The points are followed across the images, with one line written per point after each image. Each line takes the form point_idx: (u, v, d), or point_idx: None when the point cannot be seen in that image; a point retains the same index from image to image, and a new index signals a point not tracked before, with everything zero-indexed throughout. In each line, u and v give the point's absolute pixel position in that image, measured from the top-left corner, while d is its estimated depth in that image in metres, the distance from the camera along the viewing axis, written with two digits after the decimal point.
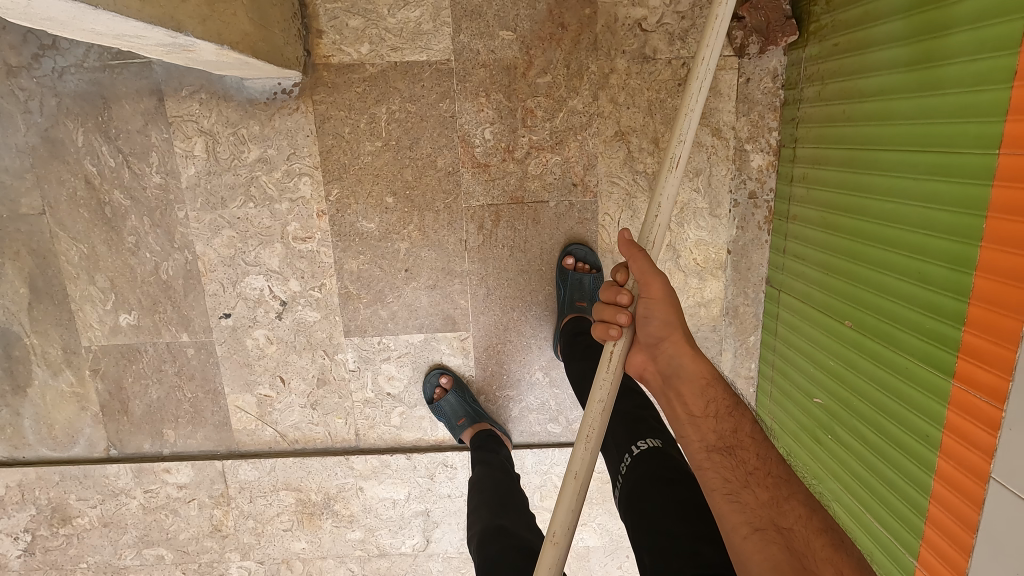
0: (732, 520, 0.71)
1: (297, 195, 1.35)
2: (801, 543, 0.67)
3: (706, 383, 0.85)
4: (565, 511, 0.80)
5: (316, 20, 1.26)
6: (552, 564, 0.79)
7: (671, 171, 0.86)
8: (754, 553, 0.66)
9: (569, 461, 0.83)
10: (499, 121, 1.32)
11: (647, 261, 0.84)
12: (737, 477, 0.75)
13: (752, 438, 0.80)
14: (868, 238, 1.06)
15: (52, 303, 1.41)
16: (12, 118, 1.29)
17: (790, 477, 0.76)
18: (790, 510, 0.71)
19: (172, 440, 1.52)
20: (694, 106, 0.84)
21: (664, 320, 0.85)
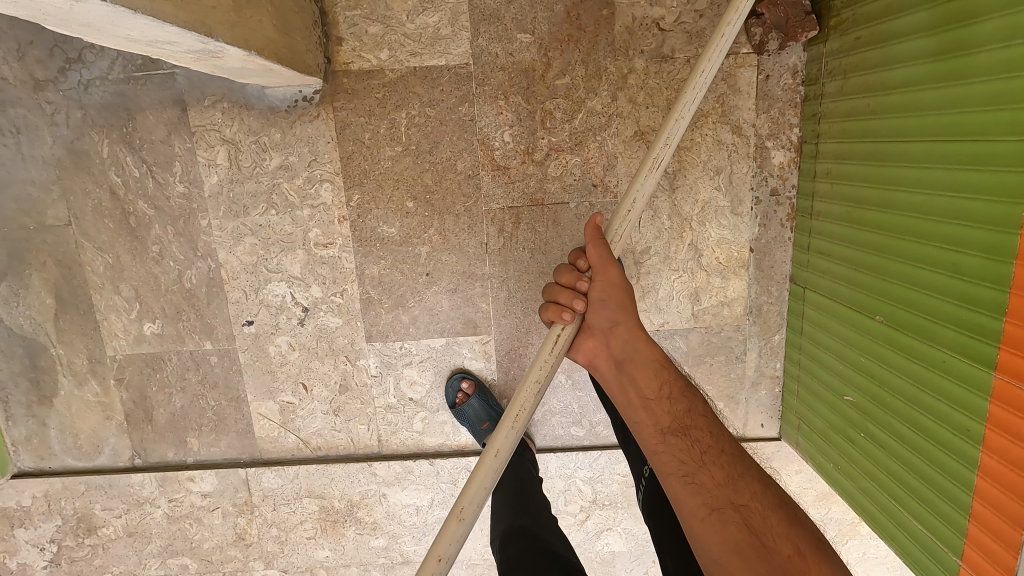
0: (690, 503, 0.83)
1: (318, 202, 1.36)
2: (757, 520, 0.80)
3: (659, 365, 0.96)
4: (479, 488, 0.86)
5: (336, 28, 1.27)
6: (452, 537, 0.84)
7: (652, 169, 0.95)
8: (714, 535, 0.80)
9: (492, 438, 0.90)
10: (518, 123, 1.33)
11: (605, 251, 0.95)
12: (692, 459, 0.87)
13: (704, 417, 0.92)
14: (896, 231, 1.05)
15: (78, 313, 1.42)
16: (38, 131, 1.31)
17: (739, 454, 0.89)
18: (743, 487, 0.84)
19: (196, 449, 1.52)
20: (685, 114, 0.95)
21: (619, 305, 0.96)
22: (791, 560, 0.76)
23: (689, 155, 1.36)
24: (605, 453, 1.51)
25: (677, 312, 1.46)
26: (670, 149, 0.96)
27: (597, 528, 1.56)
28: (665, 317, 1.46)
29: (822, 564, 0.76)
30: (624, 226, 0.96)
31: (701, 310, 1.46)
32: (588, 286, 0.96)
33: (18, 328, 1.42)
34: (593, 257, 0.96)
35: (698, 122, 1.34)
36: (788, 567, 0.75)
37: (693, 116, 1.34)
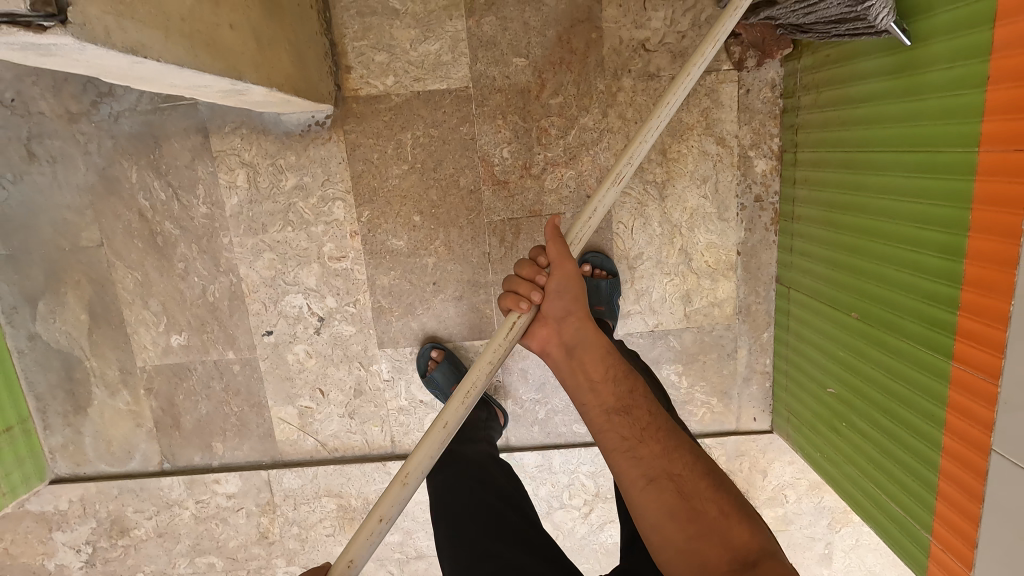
0: (631, 475, 0.90)
1: (331, 218, 1.46)
2: (689, 487, 0.89)
3: (606, 351, 0.99)
4: (424, 456, 0.88)
5: (345, 57, 1.37)
6: (396, 500, 0.85)
7: (614, 182, 0.96)
8: (650, 502, 0.87)
9: (442, 411, 0.90)
10: (515, 141, 1.42)
11: (564, 245, 0.95)
12: (633, 435, 0.93)
13: (644, 395, 0.99)
14: (867, 233, 1.13)
15: (110, 327, 1.52)
16: (72, 160, 1.41)
17: (673, 428, 0.96)
18: (677, 457, 0.92)
19: (220, 452, 1.62)
20: (650, 138, 0.96)
21: (574, 297, 0.96)
22: (717, 520, 0.85)
23: (676, 166, 1.45)
24: None
25: (670, 313, 1.54)
26: (632, 168, 0.97)
27: (601, 520, 1.64)
28: (659, 318, 1.55)
29: (743, 519, 0.86)
30: (582, 231, 0.96)
31: (693, 311, 1.54)
32: (546, 280, 0.94)
33: (54, 342, 1.53)
34: (552, 252, 0.95)
35: (684, 134, 1.43)
36: (714, 525, 0.85)
37: (679, 129, 1.43)
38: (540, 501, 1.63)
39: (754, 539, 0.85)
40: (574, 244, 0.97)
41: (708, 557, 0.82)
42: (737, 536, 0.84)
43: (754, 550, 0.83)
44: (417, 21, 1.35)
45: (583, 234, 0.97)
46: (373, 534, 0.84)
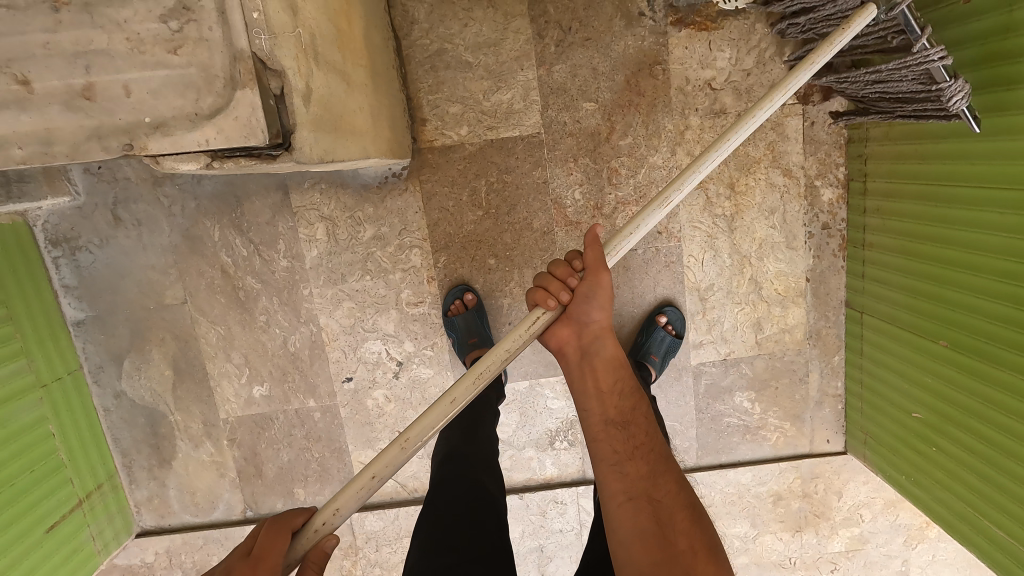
0: (613, 487, 0.88)
1: (409, 265, 1.49)
2: (665, 513, 0.85)
3: (619, 364, 0.96)
4: (427, 427, 0.86)
5: (420, 110, 1.40)
6: (392, 461, 0.84)
7: (659, 206, 0.95)
8: (624, 519, 0.84)
9: (453, 385, 0.87)
10: (587, 182, 1.45)
11: (601, 252, 0.92)
12: (624, 450, 0.91)
13: (645, 418, 0.95)
14: (952, 263, 1.16)
15: (194, 381, 1.55)
16: (157, 222, 1.45)
17: (667, 456, 0.93)
18: (662, 484, 0.88)
19: (302, 498, 1.64)
20: (702, 169, 0.96)
21: (602, 306, 0.93)
22: (685, 554, 0.80)
23: (745, 198, 1.48)
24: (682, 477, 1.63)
25: (742, 341, 1.57)
26: (682, 195, 0.96)
27: None
28: (730, 346, 1.57)
29: (710, 562, 0.81)
30: (623, 246, 0.93)
31: (764, 338, 1.57)
32: (578, 284, 0.92)
33: (140, 399, 1.56)
34: (589, 257, 0.92)
35: (751, 168, 1.46)
36: (680, 557, 0.80)
37: (746, 163, 1.46)
38: None
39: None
40: (611, 253, 0.94)
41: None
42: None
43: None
44: (489, 72, 1.39)
45: (621, 248, 0.95)
46: (364, 490, 0.83)
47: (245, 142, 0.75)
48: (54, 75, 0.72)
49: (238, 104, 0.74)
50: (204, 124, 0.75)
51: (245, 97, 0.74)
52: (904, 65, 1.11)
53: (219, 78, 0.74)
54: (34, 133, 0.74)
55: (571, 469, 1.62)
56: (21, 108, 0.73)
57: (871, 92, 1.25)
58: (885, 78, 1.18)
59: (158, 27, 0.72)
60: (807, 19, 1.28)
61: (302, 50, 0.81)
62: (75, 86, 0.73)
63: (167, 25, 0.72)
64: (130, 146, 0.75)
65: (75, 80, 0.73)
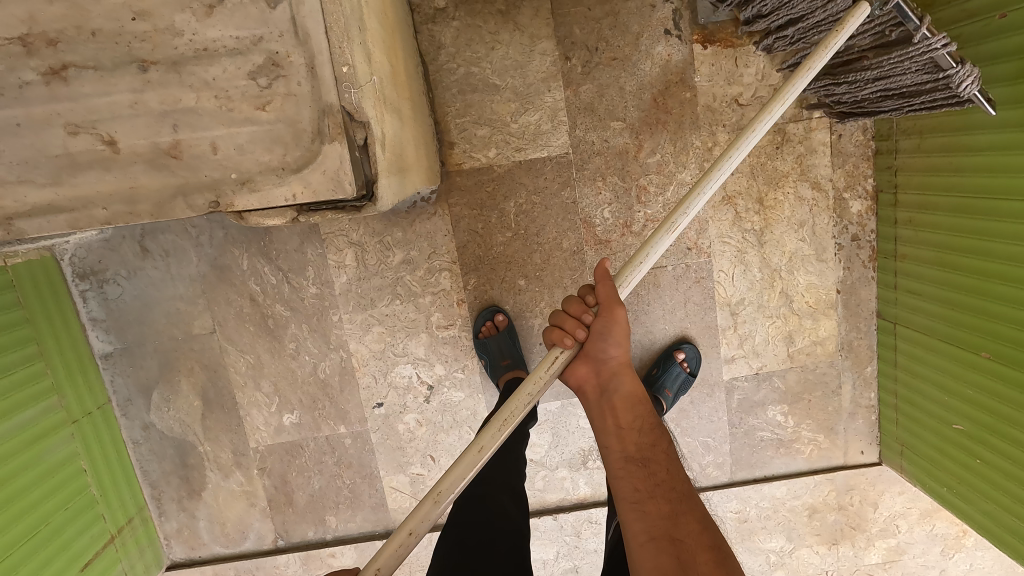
0: (634, 528, 0.82)
1: (439, 289, 1.48)
2: (688, 556, 0.77)
3: (639, 400, 0.93)
4: (457, 478, 0.83)
5: (448, 134, 1.40)
6: (427, 516, 0.81)
7: (668, 230, 0.93)
8: (646, 562, 0.78)
9: (478, 435, 0.85)
10: (616, 201, 1.45)
11: (613, 287, 0.91)
12: (644, 487, 0.85)
13: (666, 454, 0.90)
14: (994, 276, 1.16)
15: (223, 411, 1.54)
16: (185, 252, 1.45)
17: (692, 494, 0.86)
18: (684, 524, 0.81)
19: (333, 526, 1.61)
20: (706, 190, 0.93)
21: (618, 342, 0.91)
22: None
23: (774, 212, 1.47)
24: (717, 493, 1.62)
25: (773, 354, 1.56)
26: (689, 219, 0.93)
27: None
28: (762, 360, 1.56)
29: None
30: (633, 276, 0.91)
31: (796, 351, 1.56)
32: (593, 320, 0.90)
33: (169, 430, 1.54)
34: (601, 293, 0.92)
35: (779, 182, 1.46)
36: None
37: (775, 177, 1.46)
38: None
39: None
40: (624, 287, 0.92)
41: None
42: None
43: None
44: (517, 94, 1.39)
45: (633, 278, 0.93)
46: (401, 549, 0.80)
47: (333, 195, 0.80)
48: (139, 134, 0.78)
49: (326, 157, 0.79)
50: (290, 180, 0.80)
51: (333, 150, 0.79)
52: (906, 57, 1.11)
53: (307, 132, 0.79)
54: (118, 193, 0.80)
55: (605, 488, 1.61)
56: (104, 168, 0.79)
57: (872, 92, 1.25)
58: (887, 75, 1.18)
59: (246, 84, 0.77)
60: (794, 30, 1.27)
61: (378, 99, 0.85)
62: (161, 146, 0.78)
63: (256, 81, 0.77)
64: (216, 203, 0.81)
65: (162, 138, 0.78)
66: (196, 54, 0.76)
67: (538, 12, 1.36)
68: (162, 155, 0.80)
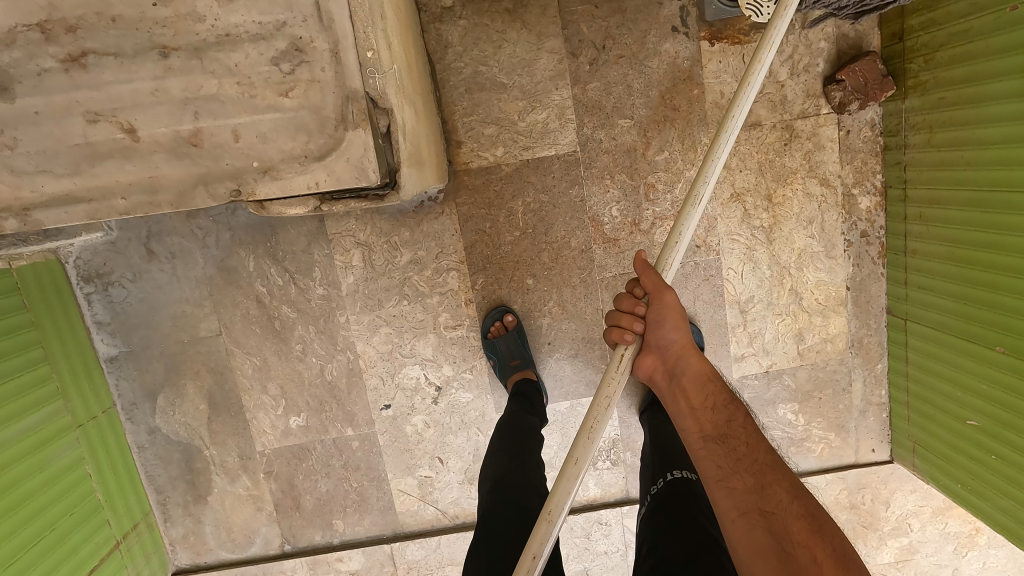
0: (724, 505, 0.92)
1: (446, 288, 1.48)
2: (781, 526, 0.86)
3: (706, 378, 1.06)
4: (564, 493, 0.89)
5: (455, 133, 1.40)
6: (546, 536, 0.86)
7: (694, 204, 0.99)
8: (742, 537, 0.87)
9: (574, 446, 0.93)
10: (624, 199, 1.44)
11: (658, 275, 1.03)
12: (728, 464, 0.96)
13: (743, 427, 1.01)
14: (1010, 271, 1.15)
15: (230, 414, 1.52)
16: (192, 254, 1.44)
17: (775, 463, 0.95)
18: (771, 496, 0.90)
19: (341, 529, 1.59)
20: (721, 153, 0.99)
21: (674, 324, 1.04)
22: (808, 568, 0.80)
23: (783, 209, 1.47)
24: None
25: (784, 352, 1.55)
26: (710, 186, 1.00)
27: None
28: (772, 358, 1.55)
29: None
30: (673, 257, 1.01)
31: (806, 348, 1.55)
32: (646, 310, 1.05)
33: (175, 434, 1.52)
34: (648, 284, 1.05)
35: (787, 178, 1.45)
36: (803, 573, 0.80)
37: (783, 174, 1.45)
38: None
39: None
40: (667, 271, 1.04)
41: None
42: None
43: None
44: (524, 92, 1.38)
45: (673, 258, 1.03)
46: (526, 570, 0.85)
47: (356, 181, 0.85)
48: (162, 122, 0.81)
49: (351, 143, 0.83)
50: (313, 168, 0.85)
51: (357, 137, 0.83)
52: None
53: (331, 119, 0.83)
54: (139, 182, 0.85)
55: (614, 488, 1.60)
56: (125, 158, 0.84)
57: None
58: None
59: (269, 69, 0.80)
60: None
61: (399, 87, 0.90)
62: (183, 134, 0.82)
63: (279, 67, 0.80)
64: (238, 190, 0.86)
65: (184, 126, 0.82)
66: (218, 41, 0.78)
67: (545, 11, 1.36)
68: (183, 143, 0.84)
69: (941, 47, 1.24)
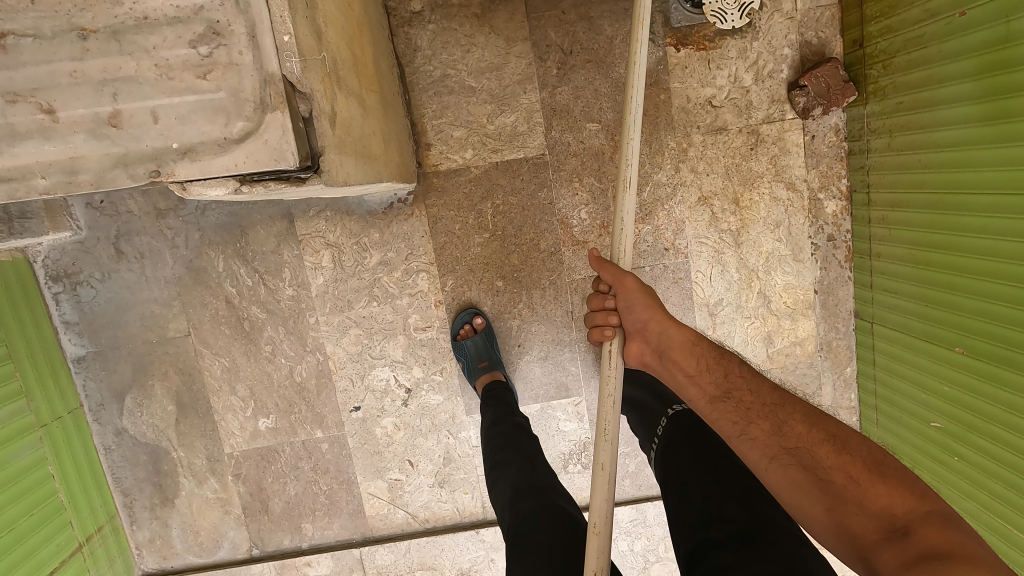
0: (753, 455, 0.91)
1: (416, 290, 1.48)
2: (810, 456, 0.87)
3: (692, 344, 1.04)
4: (602, 501, 0.94)
5: (425, 135, 1.42)
6: (599, 551, 0.90)
7: (626, 190, 1.02)
8: (779, 479, 0.87)
9: (597, 454, 0.98)
10: (593, 202, 1.45)
11: (615, 268, 1.04)
12: (741, 417, 0.94)
13: (742, 376, 1.00)
14: (965, 271, 1.16)
15: (198, 416, 1.51)
16: (161, 254, 1.44)
17: (782, 400, 0.95)
18: (790, 432, 0.90)
19: (310, 534, 1.58)
20: (632, 134, 1.02)
21: (644, 305, 1.03)
22: (849, 489, 0.82)
23: (750, 212, 1.48)
24: None
25: (753, 355, 1.56)
26: (633, 167, 1.02)
27: None
28: None
29: (878, 481, 0.81)
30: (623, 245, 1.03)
31: (775, 351, 1.55)
32: (616, 301, 1.05)
33: (142, 436, 1.51)
34: (608, 276, 1.05)
35: (754, 182, 1.47)
36: (849, 494, 0.81)
37: (750, 178, 1.47)
38: (636, 557, 1.59)
39: (901, 500, 0.78)
40: (622, 260, 1.05)
41: (853, 528, 0.79)
42: (878, 499, 0.79)
43: (902, 514, 0.76)
44: (493, 96, 1.41)
45: (625, 243, 1.04)
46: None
47: (275, 166, 0.74)
48: (80, 103, 0.72)
49: (268, 127, 0.74)
50: (231, 150, 0.74)
51: (275, 120, 0.73)
52: None
53: (249, 102, 0.74)
54: (58, 163, 0.74)
55: (584, 494, 1.57)
56: (44, 138, 0.73)
57: None
58: None
59: (187, 53, 0.72)
60: None
61: (327, 77, 0.83)
62: (101, 114, 0.73)
63: (197, 50, 0.72)
64: (157, 172, 0.74)
65: (102, 108, 0.72)
66: (137, 24, 0.71)
67: (513, 16, 1.38)
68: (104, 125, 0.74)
69: (898, 53, 1.26)
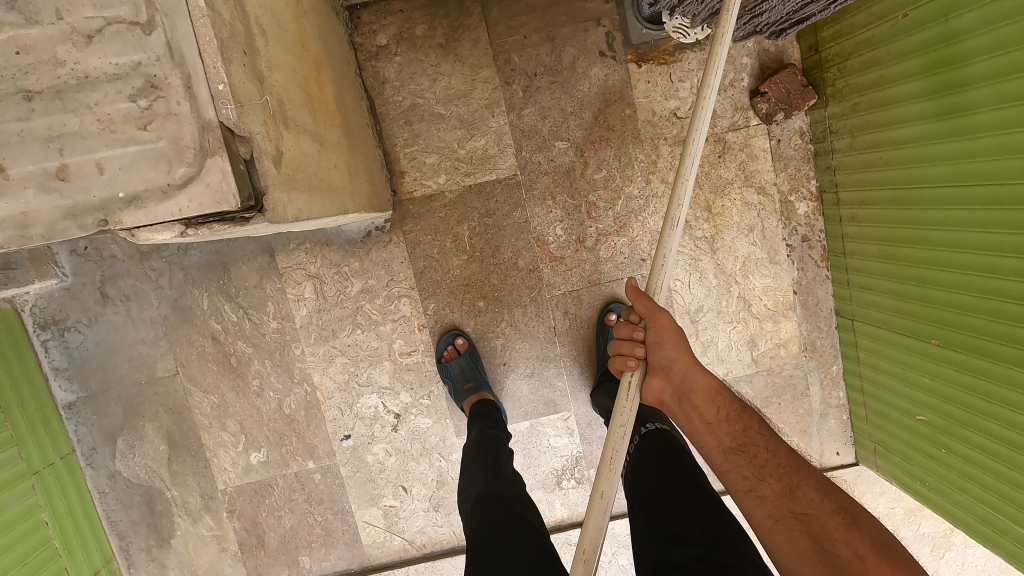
0: (758, 514, 0.90)
1: (399, 315, 1.50)
2: (818, 526, 0.85)
3: (716, 393, 1.02)
4: (595, 530, 0.90)
5: (398, 164, 1.45)
6: None
7: (673, 230, 1.00)
8: (782, 543, 0.85)
9: (597, 481, 0.93)
10: (567, 218, 1.48)
11: (651, 301, 1.03)
12: (754, 473, 0.94)
13: (760, 435, 0.99)
14: (933, 263, 1.18)
15: (189, 454, 1.52)
16: (146, 295, 1.47)
17: (797, 464, 0.95)
18: (802, 497, 0.90)
19: (307, 566, 1.57)
20: (689, 176, 0.99)
21: (674, 344, 1.02)
22: (852, 564, 0.79)
23: (723, 219, 1.50)
24: None
25: (738, 359, 1.56)
26: (684, 209, 1.00)
27: None
28: (728, 366, 1.56)
29: (885, 564, 0.79)
30: (660, 281, 1.02)
31: (760, 354, 1.56)
32: (644, 334, 1.04)
33: (135, 477, 1.52)
34: (642, 308, 1.04)
35: (724, 189, 1.49)
36: (850, 569, 0.79)
37: (720, 185, 1.49)
38: None
39: None
40: (658, 294, 1.04)
41: None
42: None
43: None
44: (462, 121, 1.44)
45: (662, 280, 1.03)
46: None
47: (217, 208, 0.77)
48: (29, 159, 0.74)
49: (209, 171, 0.76)
50: (175, 197, 0.76)
51: (215, 164, 0.76)
52: None
53: (189, 149, 0.76)
54: (9, 218, 0.75)
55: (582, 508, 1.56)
56: None
57: None
58: None
59: (128, 106, 0.75)
60: None
61: (271, 118, 0.86)
62: (49, 169, 0.74)
63: (137, 104, 0.75)
64: (104, 222, 0.76)
65: (50, 162, 0.74)
66: (79, 82, 0.74)
67: (477, 43, 1.42)
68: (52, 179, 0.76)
69: (851, 57, 1.30)
